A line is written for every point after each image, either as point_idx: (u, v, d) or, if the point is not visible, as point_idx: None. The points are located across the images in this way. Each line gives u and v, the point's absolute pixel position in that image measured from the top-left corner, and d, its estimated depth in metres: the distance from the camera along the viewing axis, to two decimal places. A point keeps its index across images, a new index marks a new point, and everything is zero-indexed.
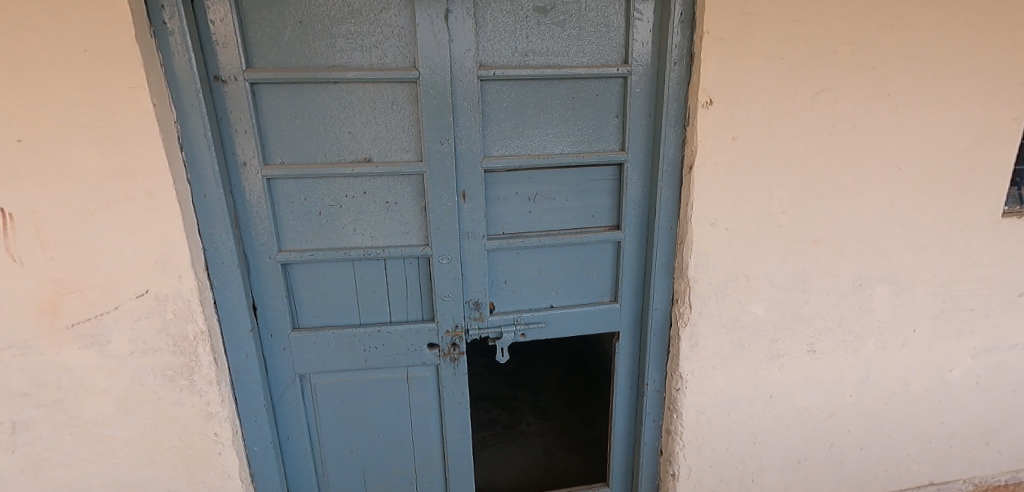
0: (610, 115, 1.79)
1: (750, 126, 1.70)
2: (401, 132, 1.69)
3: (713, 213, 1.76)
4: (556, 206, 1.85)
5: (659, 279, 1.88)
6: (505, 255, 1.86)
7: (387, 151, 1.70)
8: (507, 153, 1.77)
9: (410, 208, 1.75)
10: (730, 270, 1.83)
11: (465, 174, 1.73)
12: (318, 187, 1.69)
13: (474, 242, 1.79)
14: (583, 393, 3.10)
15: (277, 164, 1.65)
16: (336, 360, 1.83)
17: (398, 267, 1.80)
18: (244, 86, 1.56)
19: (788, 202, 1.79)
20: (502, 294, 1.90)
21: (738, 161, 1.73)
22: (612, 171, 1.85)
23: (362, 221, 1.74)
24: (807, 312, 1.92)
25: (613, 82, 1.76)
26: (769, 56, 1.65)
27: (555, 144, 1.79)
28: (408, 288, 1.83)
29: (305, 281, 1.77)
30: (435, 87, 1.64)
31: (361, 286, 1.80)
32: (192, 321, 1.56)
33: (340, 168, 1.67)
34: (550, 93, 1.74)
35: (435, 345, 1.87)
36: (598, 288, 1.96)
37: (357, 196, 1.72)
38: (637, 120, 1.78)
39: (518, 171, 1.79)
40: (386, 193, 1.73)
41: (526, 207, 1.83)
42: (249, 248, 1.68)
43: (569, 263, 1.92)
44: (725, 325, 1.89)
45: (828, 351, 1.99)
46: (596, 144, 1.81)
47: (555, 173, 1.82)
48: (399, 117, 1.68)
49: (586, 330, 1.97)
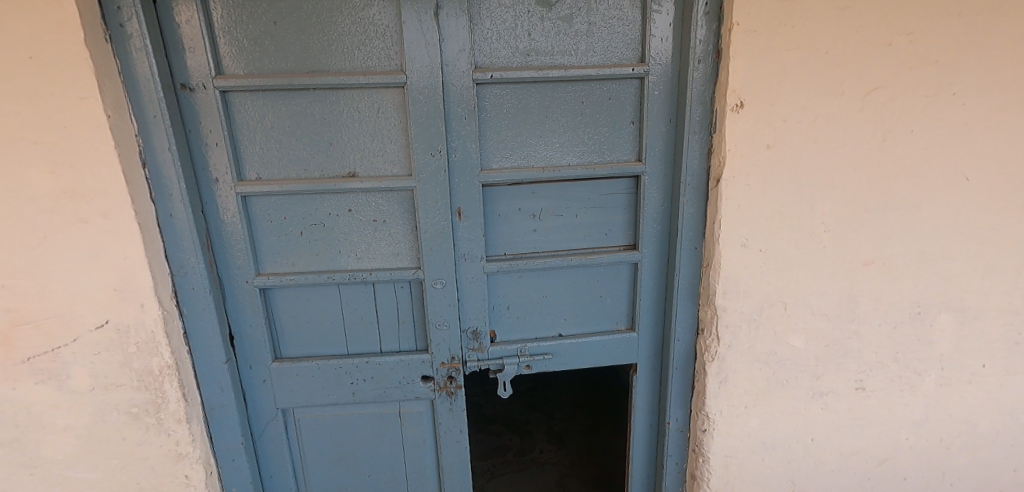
0: (624, 122, 1.58)
1: (788, 132, 1.46)
2: (389, 144, 1.52)
3: (745, 232, 1.53)
4: (564, 224, 1.65)
5: (682, 305, 1.66)
6: (506, 278, 1.66)
7: (373, 165, 1.53)
8: (508, 165, 1.58)
9: (401, 227, 1.58)
10: (765, 297, 1.59)
11: (461, 189, 1.55)
12: (298, 204, 1.54)
13: (472, 264, 1.61)
14: (602, 417, 2.88)
15: (252, 180, 1.50)
16: (321, 393, 1.67)
17: (388, 292, 1.63)
18: (213, 95, 1.41)
19: (832, 219, 1.55)
20: (504, 321, 1.70)
21: (773, 173, 1.49)
22: (628, 183, 1.64)
23: (347, 241, 1.58)
24: (855, 344, 1.67)
25: (627, 84, 1.55)
26: (811, 50, 1.41)
27: (562, 155, 1.59)
28: (400, 316, 1.65)
29: (287, 308, 1.62)
30: (425, 93, 1.46)
31: (347, 313, 1.64)
32: (157, 354, 1.42)
33: (321, 184, 1.51)
34: (556, 98, 1.55)
35: (429, 378, 1.69)
36: (612, 315, 1.75)
37: (341, 214, 1.56)
38: (656, 126, 1.56)
39: (521, 185, 1.60)
40: (373, 211, 1.56)
41: (531, 225, 1.64)
42: (224, 272, 1.53)
43: (580, 287, 1.71)
44: (759, 359, 1.65)
45: (879, 389, 1.73)
46: (608, 155, 1.61)
47: (563, 187, 1.62)
48: (386, 127, 1.50)
49: (600, 361, 1.76)
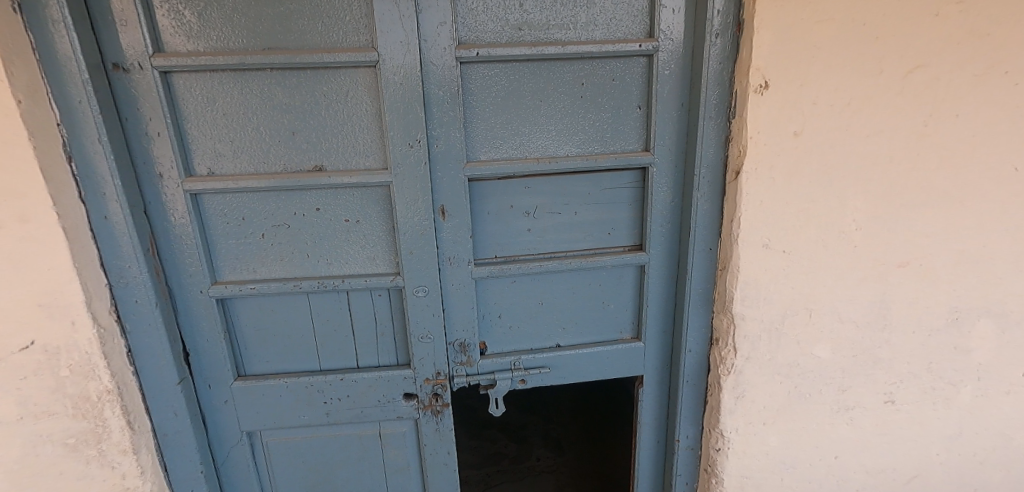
0: (629, 106, 1.39)
1: (819, 117, 1.28)
2: (361, 132, 1.32)
3: (767, 232, 1.35)
4: (562, 223, 1.47)
5: (694, 313, 1.48)
6: (498, 284, 1.48)
7: (342, 158, 1.34)
8: (497, 156, 1.39)
9: (376, 228, 1.39)
10: (788, 304, 1.42)
11: (444, 185, 1.36)
12: (258, 203, 1.35)
13: (458, 269, 1.42)
14: (603, 423, 2.72)
15: (203, 176, 1.31)
16: (290, 414, 1.49)
17: (364, 302, 1.44)
18: (152, 76, 1.21)
19: (865, 217, 1.37)
20: (495, 332, 1.52)
21: (801, 164, 1.31)
22: (633, 176, 1.45)
23: (316, 244, 1.39)
24: (884, 354, 1.51)
25: (633, 62, 1.36)
26: (847, 22, 1.22)
27: (559, 146, 1.40)
28: (378, 327, 1.47)
29: (250, 320, 1.43)
30: (401, 73, 1.26)
31: (318, 325, 1.45)
32: (95, 378, 1.24)
33: (282, 180, 1.31)
34: (551, 80, 1.35)
35: (413, 396, 1.51)
36: (615, 323, 1.57)
37: (308, 214, 1.37)
38: (666, 111, 1.37)
39: (513, 179, 1.41)
40: (345, 210, 1.37)
41: (524, 224, 1.45)
42: (174, 280, 1.35)
43: (580, 293, 1.53)
44: (780, 372, 1.48)
45: (910, 402, 1.56)
46: (611, 144, 1.42)
47: (560, 181, 1.43)
48: (356, 114, 1.31)
49: (602, 374, 1.59)
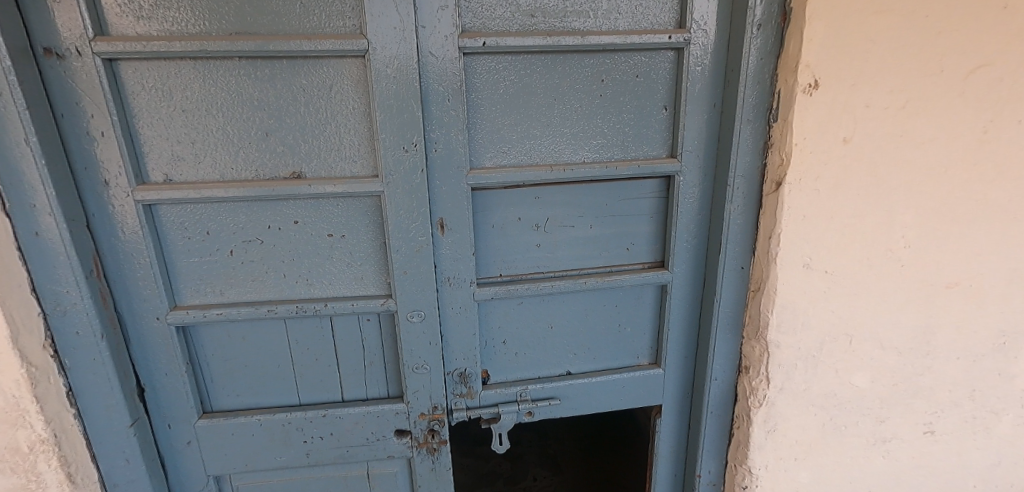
0: (654, 106, 1.23)
1: (872, 121, 1.12)
2: (347, 134, 1.14)
3: (808, 250, 1.20)
4: (576, 237, 1.30)
5: (722, 338, 1.33)
6: (503, 306, 1.31)
7: (324, 164, 1.15)
8: (504, 162, 1.21)
9: (364, 244, 1.21)
10: (828, 329, 1.27)
11: (444, 195, 1.18)
12: (226, 215, 1.15)
13: (458, 291, 1.25)
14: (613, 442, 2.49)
15: (159, 183, 1.11)
16: (265, 456, 1.30)
17: (350, 328, 1.26)
18: (93, 64, 1.00)
19: (915, 233, 1.23)
20: (499, 359, 1.35)
21: (849, 175, 1.16)
22: (656, 185, 1.29)
23: (294, 262, 1.20)
24: (926, 382, 1.37)
25: (660, 57, 1.19)
26: (907, 14, 1.07)
27: (574, 151, 1.23)
28: (367, 356, 1.28)
29: (217, 349, 1.24)
30: (395, 66, 1.08)
31: (297, 355, 1.26)
32: (25, 427, 1.06)
33: (253, 189, 1.12)
34: (567, 75, 1.18)
35: (406, 432, 1.33)
36: (632, 348, 1.41)
37: (285, 228, 1.18)
38: (696, 112, 1.21)
39: (521, 188, 1.24)
40: (327, 223, 1.19)
41: (534, 239, 1.28)
42: (125, 307, 1.14)
43: (594, 315, 1.36)
44: (815, 403, 1.34)
45: (950, 432, 1.43)
46: (633, 149, 1.25)
47: (575, 190, 1.26)
48: (341, 112, 1.12)
49: (617, 404, 1.43)
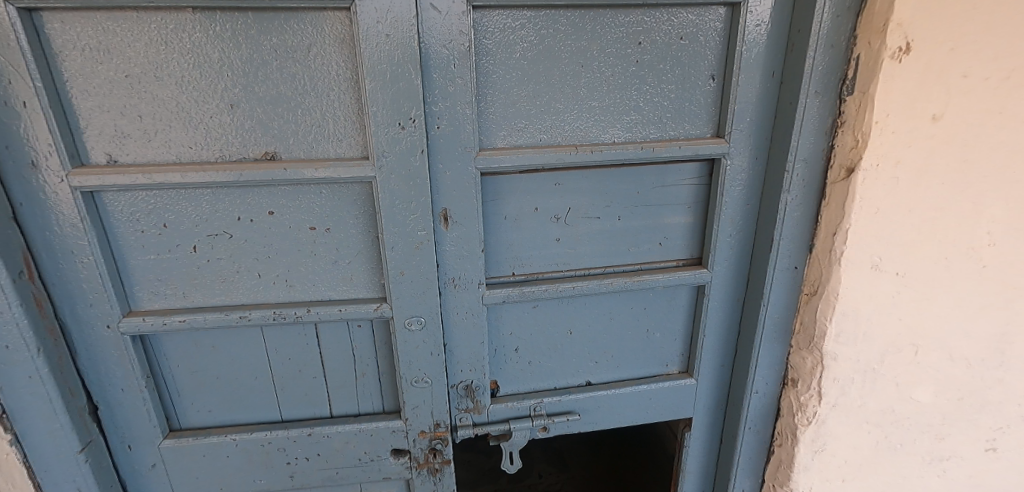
0: (699, 75, 1.02)
1: (968, 95, 0.93)
2: (329, 107, 0.93)
3: (878, 250, 1.02)
4: (601, 230, 1.11)
5: (767, 347, 1.15)
6: (515, 310, 1.13)
7: (301, 143, 0.95)
8: (520, 142, 1.02)
9: (354, 239, 1.02)
10: (892, 340, 1.09)
11: (447, 182, 0.98)
12: (186, 204, 0.96)
13: (465, 294, 1.06)
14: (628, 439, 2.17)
15: (101, 165, 0.91)
16: (242, 479, 1.13)
17: (338, 336, 1.08)
18: (6, 16, 0.80)
19: (1004, 229, 1.03)
20: (510, 369, 1.18)
21: (935, 160, 0.96)
22: (696, 170, 1.10)
23: (271, 260, 1.02)
24: (995, 396, 1.19)
25: (708, 14, 0.99)
26: None
27: (603, 129, 1.03)
28: (358, 366, 1.11)
29: (182, 360, 1.06)
30: (388, 21, 0.87)
31: (276, 366, 1.09)
32: None
33: (215, 173, 0.92)
34: (597, 36, 0.98)
35: (404, 452, 1.16)
36: (660, 355, 1.24)
37: (258, 219, 0.99)
38: (750, 83, 1.01)
39: (540, 173, 1.04)
40: (308, 214, 1.00)
41: (552, 232, 1.10)
42: (68, 313, 0.96)
43: (620, 320, 1.18)
44: (870, 421, 1.17)
45: (1015, 449, 1.26)
46: (672, 127, 1.05)
47: (602, 175, 1.07)
48: (321, 80, 0.92)
49: (643, 417, 1.26)
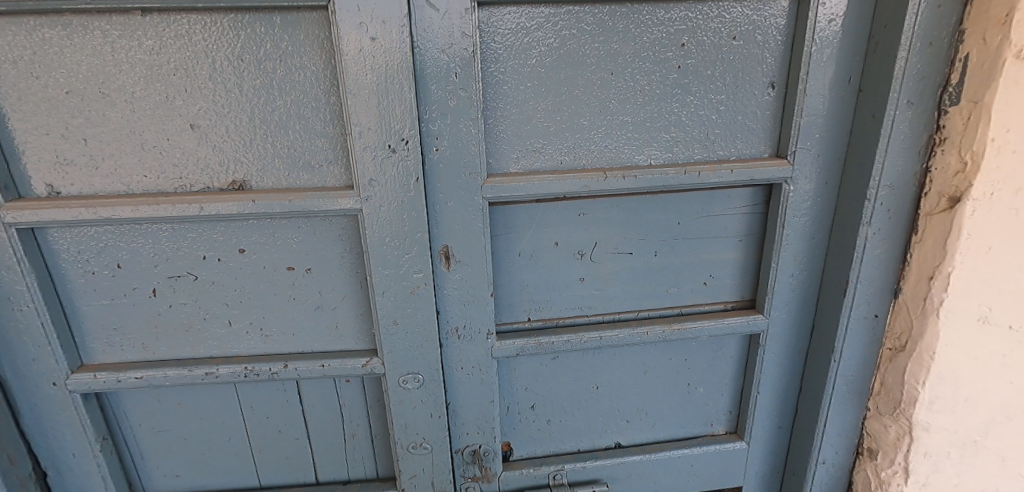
0: (755, 83, 0.84)
1: None
2: (306, 126, 0.78)
3: (987, 298, 0.81)
4: (634, 268, 0.94)
5: (837, 410, 0.95)
6: (531, 363, 0.95)
7: (273, 169, 0.79)
8: (537, 165, 0.84)
9: (339, 282, 0.86)
10: (1002, 408, 0.87)
11: (448, 214, 0.82)
12: (143, 241, 0.82)
13: (471, 346, 0.89)
14: None
15: (41, 197, 0.77)
16: None
17: (323, 392, 0.92)
18: None
19: None
20: (526, 429, 1.00)
21: None
22: (750, 197, 0.91)
23: (243, 305, 0.87)
24: None
25: (768, 7, 0.81)
26: None
27: (637, 149, 0.85)
28: (347, 427, 0.95)
29: (145, 419, 0.92)
30: (375, 22, 0.72)
31: (253, 425, 0.94)
32: None
33: (171, 206, 0.77)
34: (630, 37, 0.80)
35: None
36: (704, 413, 1.05)
37: (227, 258, 0.84)
38: (821, 91, 0.82)
39: (560, 202, 0.87)
40: (285, 253, 0.84)
41: (575, 270, 0.92)
42: (8, 369, 0.82)
43: (656, 374, 1.00)
44: None
45: None
46: (722, 145, 0.87)
47: (635, 204, 0.89)
48: (295, 94, 0.76)
49: (683, 486, 1.07)
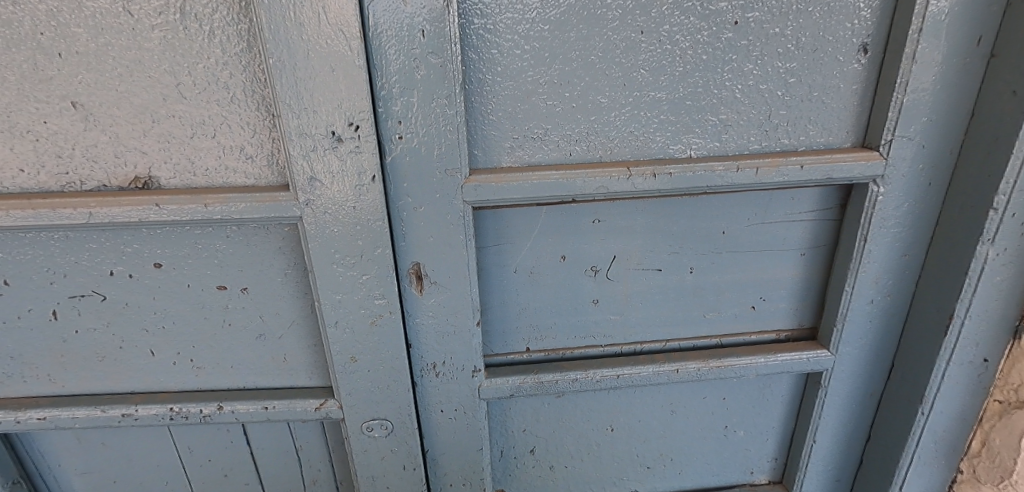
0: (840, 46, 0.61)
1: None
2: (223, 105, 0.58)
3: None
4: (662, 288, 0.73)
5: (919, 471, 0.75)
6: (529, 403, 0.76)
7: (185, 162, 0.60)
8: (537, 158, 0.63)
9: (283, 305, 0.68)
10: None
11: (418, 224, 0.62)
12: (29, 253, 0.64)
13: (452, 385, 0.71)
14: None
15: None
16: None
17: (273, 433, 0.76)
18: None
19: None
20: (522, 477, 0.82)
21: None
22: (819, 201, 0.69)
23: (166, 331, 0.69)
24: None
25: None
26: None
27: (673, 137, 0.64)
28: (304, 471, 0.79)
29: (62, 459, 0.76)
30: None
31: (192, 468, 0.78)
32: None
33: (51, 210, 0.58)
34: None
35: None
36: (743, 460, 0.85)
37: (140, 275, 0.66)
38: (935, 57, 0.59)
39: (569, 205, 0.67)
40: (213, 268, 0.66)
41: (587, 291, 0.73)
42: None
43: (686, 415, 0.80)
44: None
45: None
46: (787, 132, 0.65)
47: (666, 208, 0.68)
48: (206, 62, 0.56)
49: None
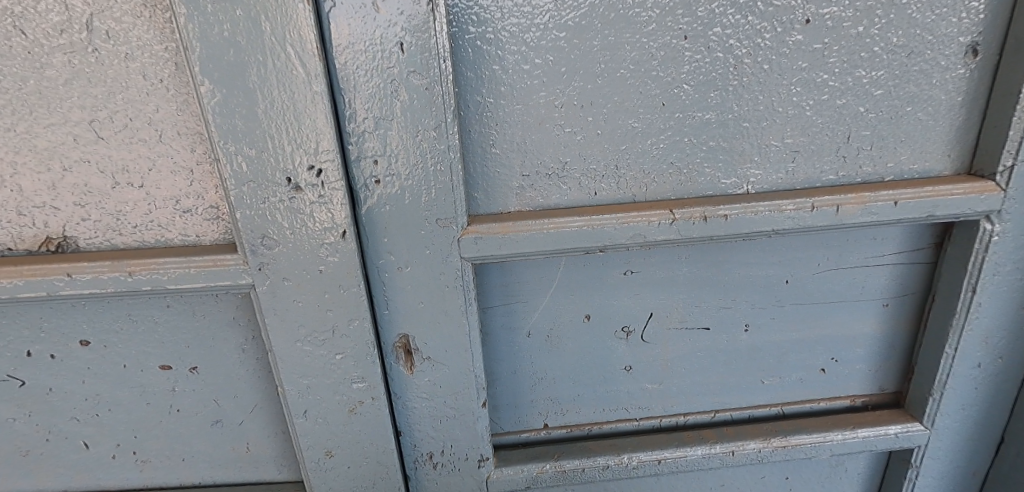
0: (942, 47, 0.47)
1: None
2: (150, 146, 0.45)
3: None
4: (711, 351, 0.59)
5: None
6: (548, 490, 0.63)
7: (107, 217, 0.47)
8: (554, 198, 0.50)
9: (243, 386, 0.55)
10: None
11: (405, 288, 0.49)
12: None
13: (454, 479, 0.57)
14: None
15: None
16: None
17: None
18: None
19: None
20: None
21: None
22: (908, 241, 0.55)
23: (101, 421, 0.56)
24: None
25: None
26: None
27: (725, 168, 0.50)
28: None
29: None
30: None
31: None
32: None
33: None
34: None
35: None
36: None
37: (63, 356, 0.53)
38: None
39: (594, 256, 0.53)
40: (153, 345, 0.53)
41: (618, 356, 0.59)
42: None
43: None
44: None
45: None
46: (871, 158, 0.51)
47: (716, 255, 0.54)
48: (126, 93, 0.43)
49: None
